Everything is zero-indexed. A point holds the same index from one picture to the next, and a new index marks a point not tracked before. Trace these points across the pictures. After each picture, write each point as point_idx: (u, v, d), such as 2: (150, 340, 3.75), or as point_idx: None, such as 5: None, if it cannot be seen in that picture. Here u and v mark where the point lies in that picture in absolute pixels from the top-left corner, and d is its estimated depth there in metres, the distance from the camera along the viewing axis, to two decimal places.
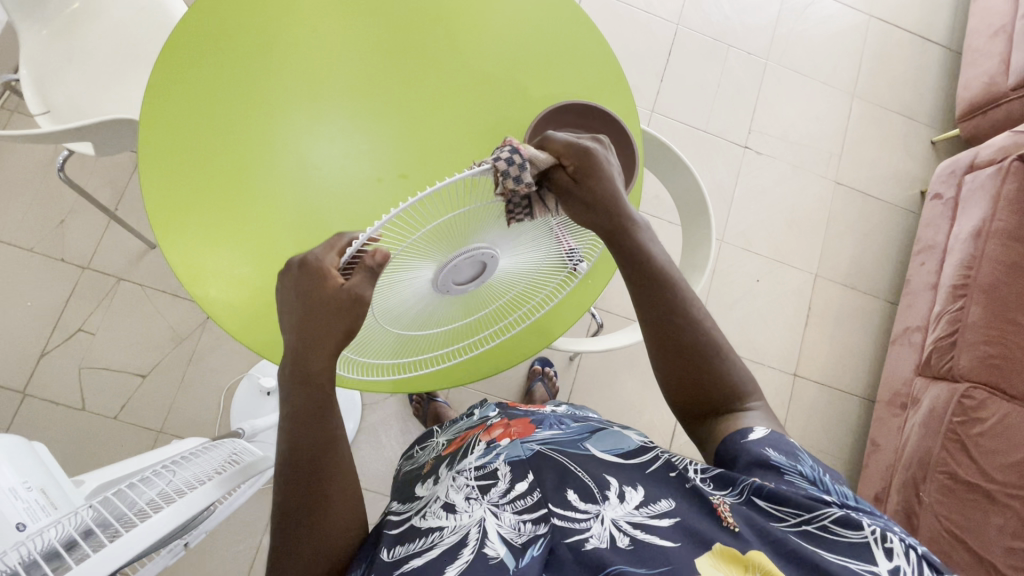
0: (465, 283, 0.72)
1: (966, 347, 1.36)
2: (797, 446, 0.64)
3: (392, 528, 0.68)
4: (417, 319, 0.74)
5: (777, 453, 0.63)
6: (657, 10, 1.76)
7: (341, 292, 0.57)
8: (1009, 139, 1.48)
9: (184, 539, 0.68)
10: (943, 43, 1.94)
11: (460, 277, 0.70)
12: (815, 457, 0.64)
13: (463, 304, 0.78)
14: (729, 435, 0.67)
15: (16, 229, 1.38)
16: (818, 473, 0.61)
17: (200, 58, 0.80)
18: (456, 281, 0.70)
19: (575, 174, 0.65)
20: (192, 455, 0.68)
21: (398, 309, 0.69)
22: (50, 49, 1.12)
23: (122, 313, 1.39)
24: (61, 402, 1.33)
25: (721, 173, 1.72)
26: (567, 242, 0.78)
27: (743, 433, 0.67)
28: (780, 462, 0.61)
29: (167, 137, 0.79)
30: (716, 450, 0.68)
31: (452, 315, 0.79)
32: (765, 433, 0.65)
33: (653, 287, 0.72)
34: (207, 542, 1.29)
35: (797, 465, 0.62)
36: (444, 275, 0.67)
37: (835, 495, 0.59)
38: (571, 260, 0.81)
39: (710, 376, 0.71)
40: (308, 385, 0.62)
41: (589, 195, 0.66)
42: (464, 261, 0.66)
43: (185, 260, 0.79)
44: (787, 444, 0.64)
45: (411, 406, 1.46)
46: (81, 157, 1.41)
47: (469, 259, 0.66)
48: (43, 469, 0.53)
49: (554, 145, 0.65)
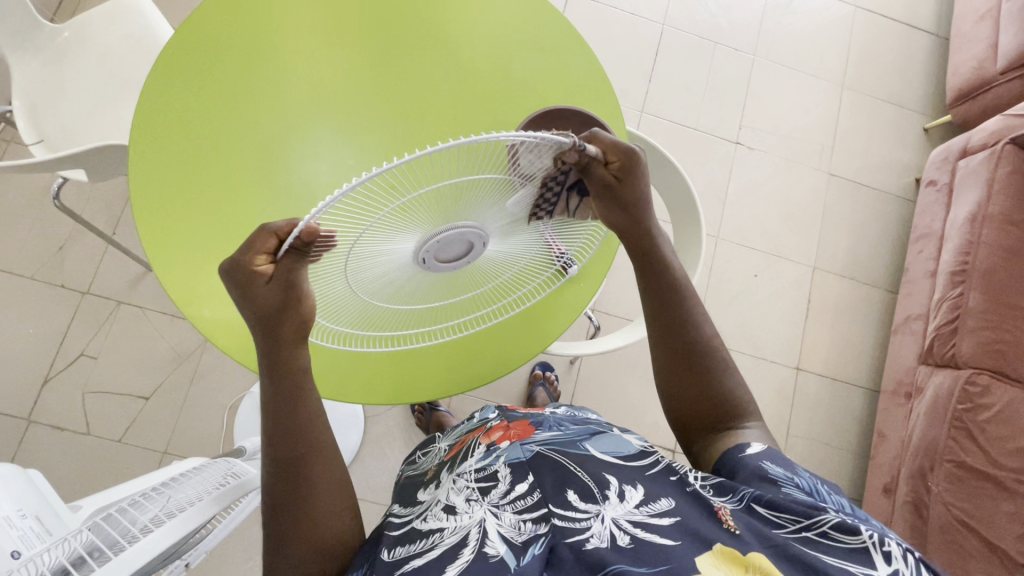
0: (450, 261, 0.71)
1: (967, 333, 1.34)
2: (794, 459, 0.65)
3: (394, 529, 0.69)
4: (409, 293, 0.74)
5: (774, 466, 0.64)
6: (642, 11, 1.76)
7: (270, 293, 0.57)
8: (1001, 122, 1.47)
9: (183, 560, 0.68)
10: (931, 30, 1.93)
11: (443, 254, 0.69)
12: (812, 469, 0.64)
13: (450, 285, 0.78)
14: (727, 451, 0.68)
15: (16, 257, 1.39)
16: (814, 483, 0.62)
17: (185, 79, 0.81)
18: (438, 257, 0.69)
19: (617, 173, 0.65)
20: (185, 476, 0.68)
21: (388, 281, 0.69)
22: (41, 78, 1.14)
23: (123, 336, 1.40)
24: (65, 427, 1.34)
25: (714, 170, 1.72)
26: (556, 245, 0.82)
27: (741, 449, 0.67)
28: (777, 475, 0.62)
29: (157, 160, 0.80)
30: (713, 467, 0.69)
31: (429, 298, 0.78)
32: (762, 448, 0.66)
33: (655, 279, 0.75)
34: (216, 560, 1.30)
35: (794, 477, 0.62)
36: (427, 249, 0.66)
37: (831, 503, 0.60)
38: (560, 259, 0.86)
39: (710, 394, 0.72)
40: (278, 368, 0.61)
41: (623, 193, 0.67)
42: (455, 238, 0.65)
43: (179, 283, 0.81)
44: (784, 458, 0.65)
45: (414, 416, 1.46)
46: (77, 186, 1.43)
47: (455, 237, 0.65)
48: (35, 497, 0.53)
49: (602, 142, 0.64)
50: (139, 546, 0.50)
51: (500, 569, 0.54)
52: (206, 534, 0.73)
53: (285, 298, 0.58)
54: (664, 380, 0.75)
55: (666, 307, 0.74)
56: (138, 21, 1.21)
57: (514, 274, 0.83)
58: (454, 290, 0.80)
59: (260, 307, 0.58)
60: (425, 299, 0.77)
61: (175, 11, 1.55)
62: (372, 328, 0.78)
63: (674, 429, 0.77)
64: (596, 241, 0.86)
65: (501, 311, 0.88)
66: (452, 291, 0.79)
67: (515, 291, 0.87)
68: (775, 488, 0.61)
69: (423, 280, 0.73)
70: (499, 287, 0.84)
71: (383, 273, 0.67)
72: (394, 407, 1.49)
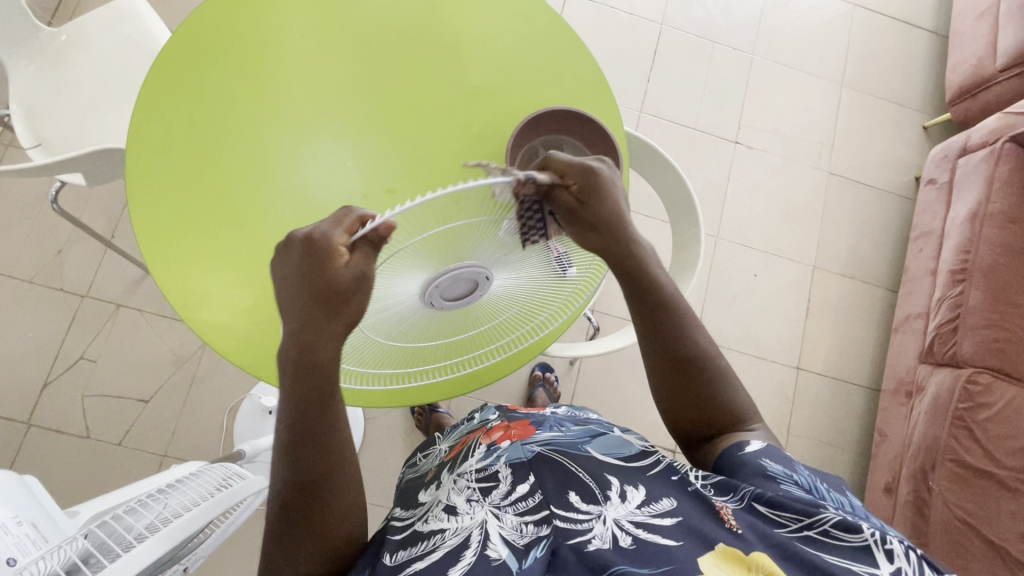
0: (451, 300, 0.68)
1: (968, 331, 1.34)
2: (793, 457, 0.65)
3: (395, 533, 0.69)
4: (409, 331, 0.72)
5: (774, 463, 0.63)
6: (641, 10, 1.76)
7: (343, 276, 0.53)
8: (1000, 120, 1.47)
9: (181, 565, 0.68)
10: (930, 28, 1.93)
11: (448, 294, 0.66)
12: (811, 467, 0.64)
13: (450, 322, 0.75)
14: (727, 448, 0.68)
15: (16, 261, 1.39)
16: (814, 481, 0.61)
17: (183, 82, 0.81)
18: (443, 297, 0.67)
19: (579, 195, 0.60)
20: (182, 480, 0.68)
21: (391, 319, 0.67)
22: (39, 82, 1.14)
23: (122, 339, 1.40)
24: (65, 431, 1.34)
25: (713, 170, 1.71)
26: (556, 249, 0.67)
27: (740, 445, 0.67)
28: (776, 472, 0.62)
29: (156, 162, 0.80)
30: (714, 464, 0.69)
31: (427, 335, 0.75)
32: (762, 445, 0.66)
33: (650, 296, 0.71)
34: (216, 562, 1.30)
35: (794, 474, 0.62)
36: (434, 288, 0.64)
37: (832, 501, 0.60)
38: (561, 265, 0.71)
39: (709, 399, 0.72)
40: (312, 370, 0.57)
41: (592, 217, 0.62)
42: (460, 278, 0.63)
43: (177, 287, 0.80)
44: (783, 456, 0.65)
45: (414, 417, 1.46)
46: (76, 189, 1.43)
47: (459, 278, 0.63)
48: (30, 504, 0.52)
49: (556, 164, 0.60)
50: (136, 554, 0.49)
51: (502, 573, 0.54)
52: (204, 538, 0.73)
53: (354, 285, 0.53)
54: (662, 387, 0.74)
55: (658, 321, 0.72)
56: (136, 24, 1.21)
57: (526, 306, 0.78)
58: (456, 327, 0.77)
59: (318, 287, 0.54)
60: (421, 336, 0.75)
61: (172, 14, 1.55)
62: (376, 366, 0.76)
63: (670, 428, 0.76)
64: (605, 267, 0.84)
65: (516, 342, 0.87)
66: (453, 328, 0.77)
67: (527, 323, 0.83)
68: (776, 484, 0.60)
69: (424, 316, 0.70)
70: (509, 320, 0.81)
71: (387, 314, 0.65)
72: (394, 410, 1.49)
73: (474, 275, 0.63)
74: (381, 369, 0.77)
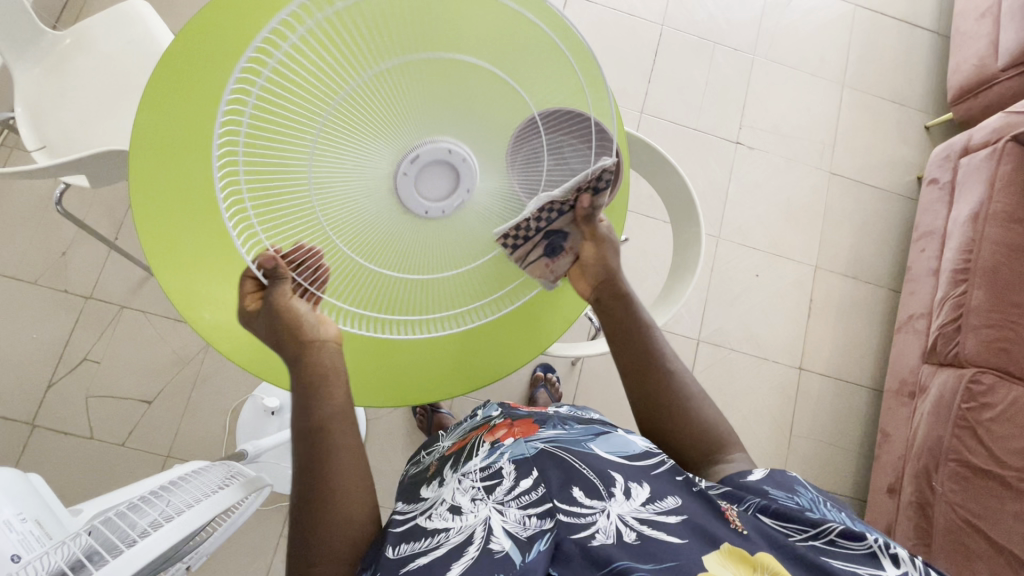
0: (450, 206, 0.72)
1: (970, 331, 1.33)
2: (794, 479, 0.64)
3: (397, 525, 0.68)
4: (433, 254, 0.74)
5: (775, 489, 0.63)
6: (642, 11, 1.77)
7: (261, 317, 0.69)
8: (1003, 119, 1.47)
9: (181, 563, 0.68)
10: (932, 28, 1.93)
11: (435, 193, 0.72)
12: (812, 487, 0.64)
13: (471, 237, 0.74)
14: (728, 476, 0.67)
15: (19, 263, 1.40)
16: (816, 501, 0.61)
17: (191, 79, 0.81)
18: (432, 198, 0.72)
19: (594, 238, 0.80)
20: (186, 477, 0.68)
21: (402, 238, 0.72)
22: (44, 85, 1.15)
23: (126, 340, 1.40)
24: (70, 431, 1.35)
25: (714, 170, 1.72)
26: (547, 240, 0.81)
27: (743, 474, 0.65)
28: (778, 494, 0.61)
29: (161, 160, 0.80)
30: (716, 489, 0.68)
31: (460, 252, 0.75)
32: (763, 473, 0.65)
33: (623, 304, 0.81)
34: (220, 562, 1.31)
35: (795, 496, 0.61)
36: (411, 182, 0.71)
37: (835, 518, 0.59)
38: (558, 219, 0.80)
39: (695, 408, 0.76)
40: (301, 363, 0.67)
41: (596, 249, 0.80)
42: (426, 160, 0.71)
43: (179, 286, 0.81)
44: (785, 479, 0.64)
45: (416, 418, 1.46)
46: (79, 191, 1.43)
47: (435, 174, 0.71)
48: (37, 502, 0.53)
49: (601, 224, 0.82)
50: (141, 546, 0.50)
51: (505, 564, 0.54)
52: (206, 537, 0.74)
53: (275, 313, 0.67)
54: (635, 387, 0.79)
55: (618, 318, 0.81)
56: (139, 27, 1.22)
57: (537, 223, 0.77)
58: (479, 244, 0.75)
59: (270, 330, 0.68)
60: (455, 256, 0.75)
61: (176, 17, 1.56)
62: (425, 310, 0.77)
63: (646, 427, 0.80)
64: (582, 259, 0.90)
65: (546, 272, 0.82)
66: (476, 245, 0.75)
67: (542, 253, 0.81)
68: (780, 497, 0.61)
69: (436, 235, 0.73)
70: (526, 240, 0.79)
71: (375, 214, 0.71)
72: (397, 410, 1.50)
73: (434, 155, 0.71)
74: (435, 313, 0.77)
